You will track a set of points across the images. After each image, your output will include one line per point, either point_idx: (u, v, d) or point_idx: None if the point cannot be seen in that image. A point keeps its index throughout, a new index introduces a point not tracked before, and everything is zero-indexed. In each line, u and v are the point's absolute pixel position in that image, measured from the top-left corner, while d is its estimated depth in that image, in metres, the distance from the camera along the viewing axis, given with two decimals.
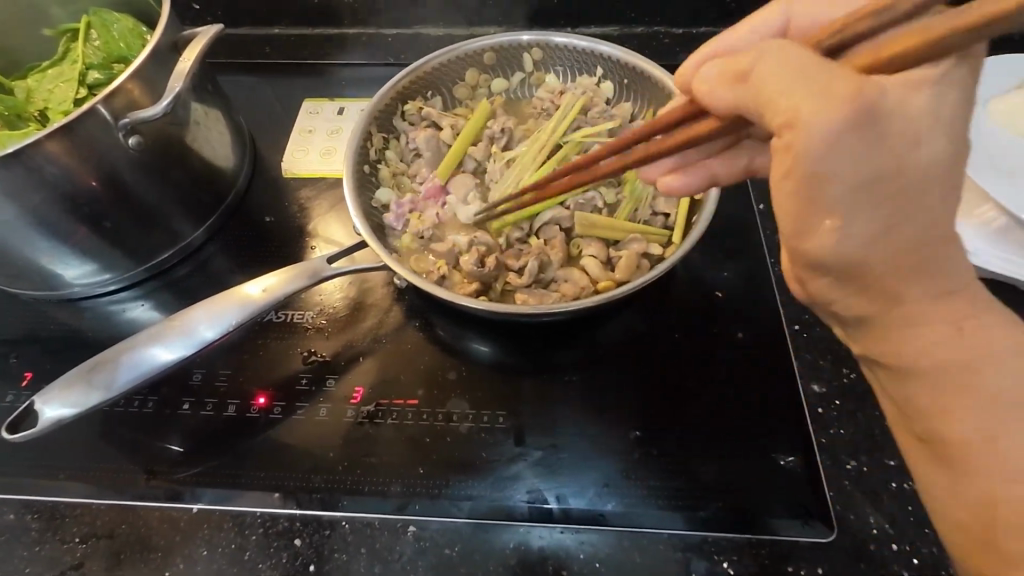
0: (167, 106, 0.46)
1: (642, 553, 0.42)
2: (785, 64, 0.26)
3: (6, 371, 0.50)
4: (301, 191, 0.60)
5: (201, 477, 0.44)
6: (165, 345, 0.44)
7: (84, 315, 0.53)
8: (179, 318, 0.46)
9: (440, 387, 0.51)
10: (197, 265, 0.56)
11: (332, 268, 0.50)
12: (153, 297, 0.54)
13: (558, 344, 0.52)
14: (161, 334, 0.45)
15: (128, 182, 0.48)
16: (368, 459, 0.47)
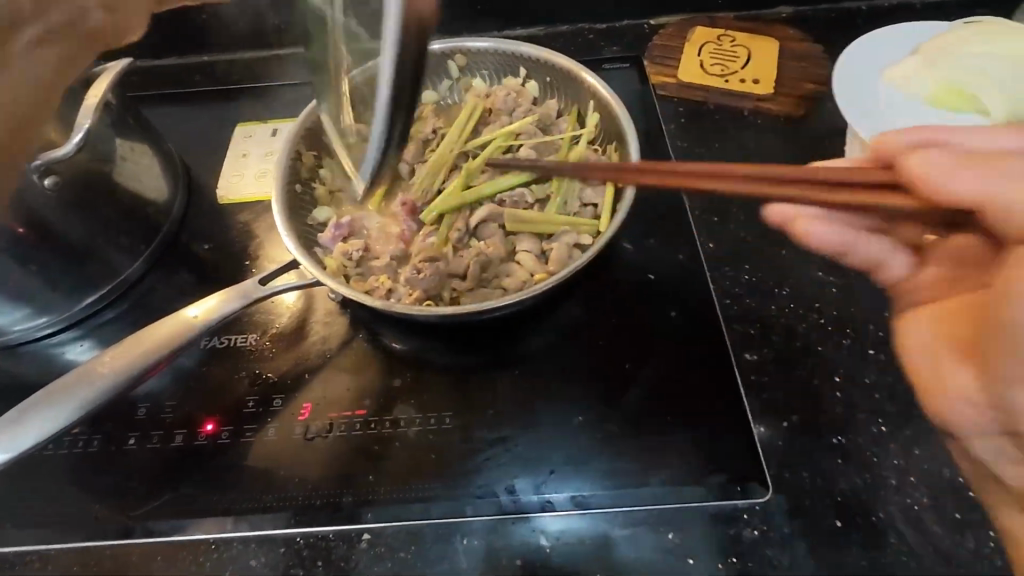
0: (76, 142, 0.47)
1: (591, 536, 0.44)
2: (940, 165, 0.36)
3: None
4: (240, 214, 0.64)
5: (150, 511, 0.46)
6: (112, 372, 0.46)
7: (22, 360, 0.57)
8: (127, 346, 0.47)
9: (387, 395, 0.51)
10: (137, 299, 0.59)
11: (265, 289, 0.51)
12: (98, 332, 0.58)
13: (499, 341, 0.53)
14: (110, 364, 0.46)
15: (51, 222, 0.51)
16: (317, 473, 0.47)
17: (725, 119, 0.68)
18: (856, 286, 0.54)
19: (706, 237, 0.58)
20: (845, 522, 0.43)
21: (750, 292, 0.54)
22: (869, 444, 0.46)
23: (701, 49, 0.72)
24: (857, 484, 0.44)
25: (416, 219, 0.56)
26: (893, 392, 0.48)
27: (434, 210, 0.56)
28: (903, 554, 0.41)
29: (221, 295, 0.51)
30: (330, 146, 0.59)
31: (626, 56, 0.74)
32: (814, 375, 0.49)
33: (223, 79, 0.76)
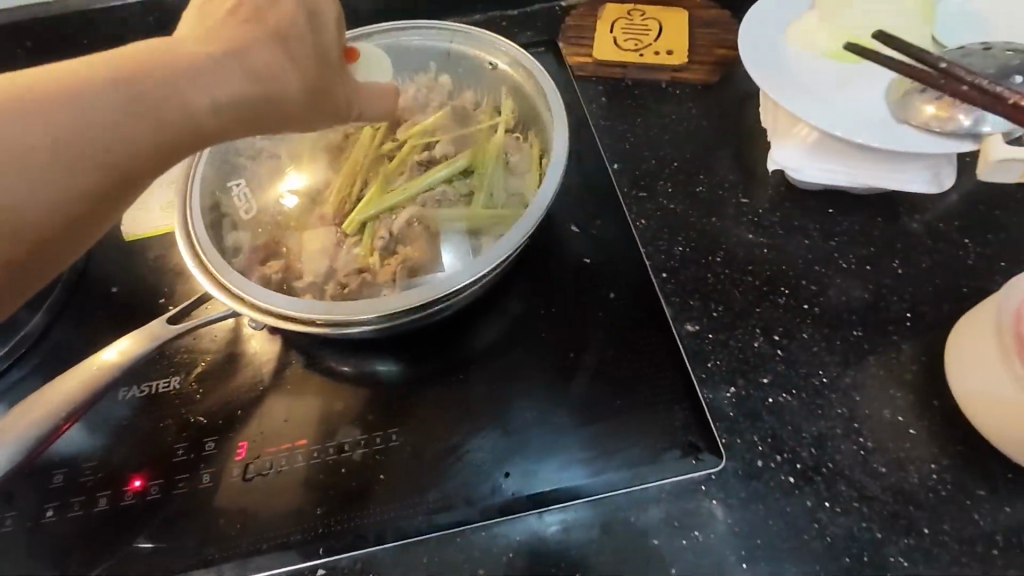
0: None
1: (554, 533, 0.43)
2: None
3: None
4: (150, 249, 0.60)
5: None
6: (17, 435, 0.42)
7: None
8: (33, 404, 0.43)
9: (328, 420, 0.48)
10: (43, 355, 0.54)
11: (178, 327, 0.47)
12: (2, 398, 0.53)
13: (440, 347, 0.52)
14: (15, 426, 0.42)
15: None
16: (261, 514, 0.44)
17: (644, 93, 0.68)
18: (786, 243, 0.55)
19: (638, 213, 0.58)
20: (797, 478, 0.43)
21: (685, 263, 0.54)
22: (812, 397, 0.46)
23: (613, 26, 0.70)
24: (806, 439, 0.45)
25: (337, 231, 0.54)
26: (830, 344, 0.49)
27: (356, 219, 0.53)
28: (855, 500, 0.42)
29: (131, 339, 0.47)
30: (234, 192, 0.54)
31: (540, 40, 0.73)
32: (754, 337, 0.49)
33: None
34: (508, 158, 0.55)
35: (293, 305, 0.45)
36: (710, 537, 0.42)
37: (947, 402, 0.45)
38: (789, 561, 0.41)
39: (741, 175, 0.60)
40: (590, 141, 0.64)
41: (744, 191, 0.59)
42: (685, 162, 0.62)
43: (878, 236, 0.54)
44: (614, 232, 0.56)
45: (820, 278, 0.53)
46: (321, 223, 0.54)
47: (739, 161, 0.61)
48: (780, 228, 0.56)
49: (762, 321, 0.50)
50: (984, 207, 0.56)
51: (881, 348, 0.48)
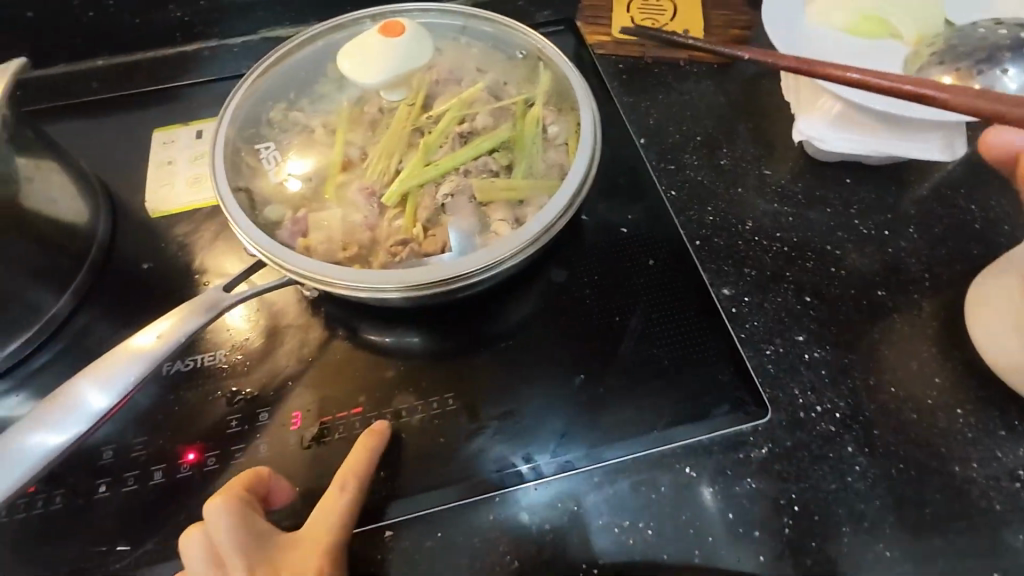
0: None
1: (598, 482, 0.45)
2: None
3: None
4: (177, 226, 0.59)
5: (141, 560, 0.42)
6: (48, 430, 0.42)
7: None
8: (65, 396, 0.43)
9: (382, 388, 0.49)
10: (70, 338, 0.53)
11: (232, 296, 0.47)
12: (35, 380, 0.51)
13: (485, 317, 0.53)
14: (49, 417, 0.42)
15: None
16: (325, 480, 0.44)
17: (662, 71, 0.70)
18: (809, 211, 0.58)
19: (668, 184, 0.60)
20: (837, 426, 0.46)
21: (718, 230, 0.56)
22: (844, 351, 0.49)
23: (629, 6, 0.72)
24: (842, 390, 0.47)
25: (376, 202, 0.54)
26: (857, 303, 0.52)
27: (397, 190, 0.53)
28: (891, 444, 0.45)
29: (159, 327, 0.46)
30: (258, 157, 0.54)
31: (559, 19, 0.74)
32: (787, 298, 0.52)
33: (127, 85, 0.70)
34: (546, 129, 0.55)
35: (350, 279, 0.46)
36: (714, 505, 0.43)
37: (967, 352, 0.49)
38: (836, 501, 0.43)
39: (761, 148, 0.63)
40: (616, 118, 0.65)
41: (765, 163, 0.62)
42: (709, 136, 0.64)
43: (893, 204, 0.58)
44: (645, 207, 0.58)
45: (843, 243, 0.55)
46: (361, 195, 0.54)
47: (759, 135, 0.64)
48: (802, 198, 0.59)
49: (794, 284, 0.53)
50: (986, 174, 0.59)
51: (903, 305, 0.52)
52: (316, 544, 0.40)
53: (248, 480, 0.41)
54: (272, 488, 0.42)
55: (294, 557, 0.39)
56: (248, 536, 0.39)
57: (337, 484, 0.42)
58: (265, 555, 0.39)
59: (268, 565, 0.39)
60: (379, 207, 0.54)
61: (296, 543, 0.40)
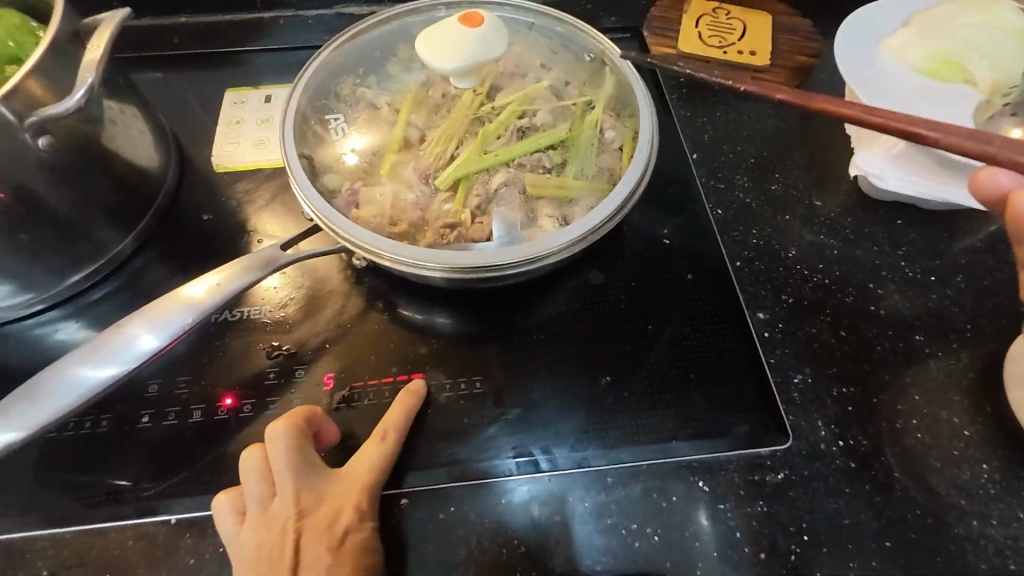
0: (81, 98, 0.43)
1: (607, 487, 0.45)
2: None
3: None
4: (238, 183, 0.61)
5: (172, 490, 0.44)
6: (98, 365, 0.45)
7: (11, 342, 0.53)
8: (114, 336, 0.46)
9: (413, 363, 0.50)
10: (129, 276, 0.56)
11: (286, 255, 0.50)
12: (92, 311, 0.55)
13: (520, 308, 0.54)
14: (107, 349, 0.45)
15: (39, 193, 0.47)
16: (350, 442, 0.47)
17: (723, 90, 0.70)
18: (855, 246, 0.57)
19: (715, 203, 0.60)
20: (857, 463, 0.46)
21: (761, 254, 0.56)
22: (874, 390, 0.49)
23: (698, 22, 0.71)
24: (867, 429, 0.47)
25: (429, 184, 0.55)
26: (893, 345, 0.51)
27: (451, 175, 0.55)
28: (910, 489, 0.45)
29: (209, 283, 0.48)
30: (322, 127, 0.57)
31: (625, 26, 0.75)
32: (822, 330, 0.52)
33: (206, 44, 0.73)
34: (602, 133, 0.56)
35: (394, 250, 0.48)
36: (706, 537, 0.43)
37: (1001, 408, 0.48)
38: (847, 537, 0.43)
39: (814, 178, 0.62)
40: (672, 131, 0.66)
41: (816, 194, 0.61)
42: (763, 160, 0.64)
43: (943, 251, 0.57)
44: (689, 222, 0.58)
45: (886, 283, 0.55)
46: (415, 176, 0.56)
47: (813, 165, 0.64)
48: (850, 232, 0.58)
49: (831, 317, 0.53)
50: None
51: (940, 353, 0.51)
52: (356, 483, 0.43)
53: (306, 414, 0.44)
54: (324, 426, 0.45)
55: (338, 490, 0.42)
56: (301, 465, 0.42)
57: (378, 435, 0.45)
58: (312, 485, 0.42)
59: (314, 493, 0.42)
60: (432, 189, 0.55)
61: (340, 478, 0.43)
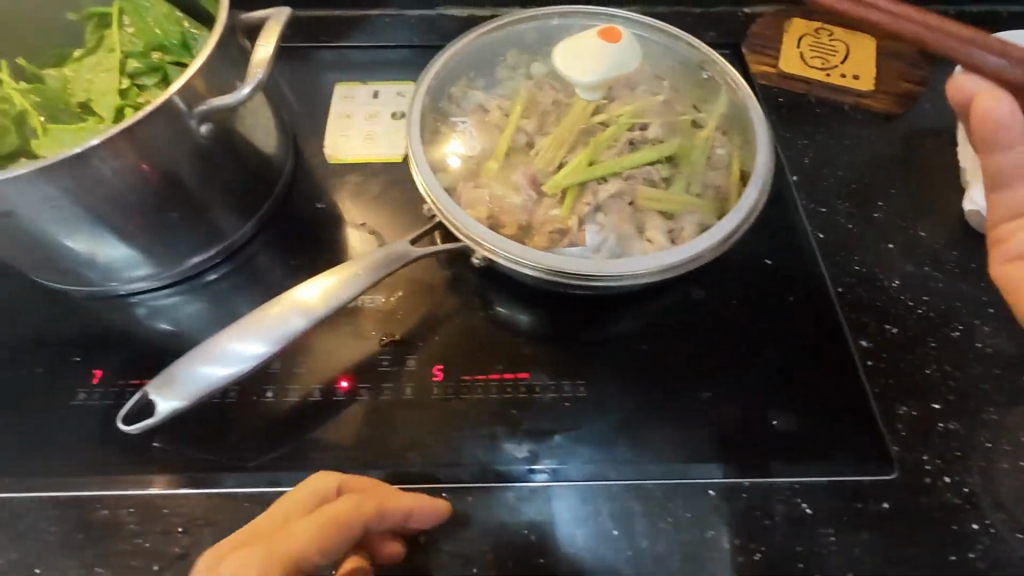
0: (244, 94, 0.47)
1: (684, 492, 0.46)
2: None
3: (73, 368, 0.53)
4: (347, 175, 0.64)
5: (295, 463, 0.47)
6: (247, 339, 0.46)
7: (134, 313, 0.57)
8: (270, 313, 0.47)
9: (518, 361, 0.52)
10: (243, 261, 0.59)
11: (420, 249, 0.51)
12: (209, 291, 0.58)
13: (621, 316, 0.55)
14: (270, 320, 0.46)
15: (186, 176, 0.51)
16: (458, 432, 0.48)
17: (824, 112, 0.69)
18: (961, 281, 0.57)
19: (817, 227, 0.60)
20: (963, 500, 0.46)
21: (863, 281, 0.56)
22: (981, 429, 0.49)
23: (800, 43, 0.71)
24: (974, 467, 0.47)
25: (536, 189, 0.57)
26: (1001, 385, 0.51)
27: (559, 183, 0.56)
28: (1018, 532, 0.44)
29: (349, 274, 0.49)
30: (438, 126, 0.59)
31: (724, 43, 0.75)
32: (927, 363, 0.52)
33: (314, 38, 0.76)
34: (711, 150, 0.57)
35: (514, 260, 0.50)
36: (801, 558, 0.44)
37: None
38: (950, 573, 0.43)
39: (917, 208, 0.62)
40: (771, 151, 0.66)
41: (920, 224, 0.61)
42: (865, 186, 0.63)
43: None
44: (789, 244, 0.59)
45: (993, 320, 0.54)
46: (524, 180, 0.57)
47: (917, 194, 0.63)
48: (955, 266, 0.58)
49: (937, 350, 0.52)
50: None
51: None
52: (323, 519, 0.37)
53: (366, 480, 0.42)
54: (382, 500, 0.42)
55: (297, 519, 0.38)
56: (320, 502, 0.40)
57: (382, 499, 0.41)
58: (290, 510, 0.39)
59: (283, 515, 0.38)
60: (539, 195, 0.57)
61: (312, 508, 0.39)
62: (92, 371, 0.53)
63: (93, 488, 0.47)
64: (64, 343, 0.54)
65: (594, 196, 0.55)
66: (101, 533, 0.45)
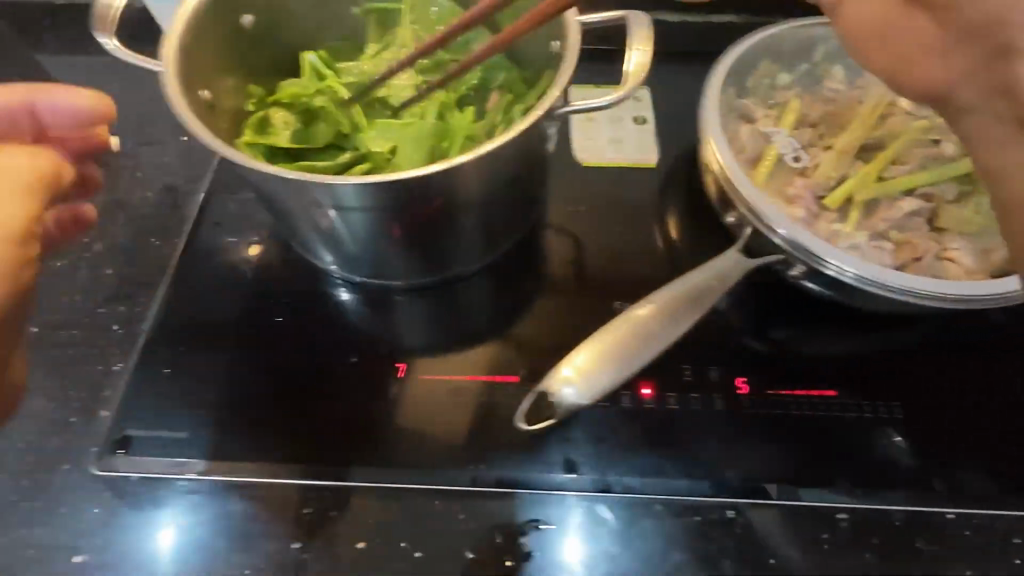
0: (626, 93, 0.46)
1: (969, 517, 0.46)
2: None
3: (372, 360, 0.52)
4: (597, 177, 0.64)
5: (620, 470, 0.47)
6: (659, 328, 0.43)
7: (381, 305, 0.56)
8: (672, 300, 0.44)
9: (823, 379, 0.51)
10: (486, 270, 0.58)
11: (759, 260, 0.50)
12: (452, 292, 0.57)
13: (922, 336, 0.53)
14: (673, 308, 0.44)
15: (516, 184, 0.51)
16: (779, 448, 0.48)
17: None
18: None
19: None
20: None
21: None
22: None
23: None
24: None
25: (818, 203, 0.56)
26: None
27: (841, 196, 0.56)
28: None
29: (709, 278, 0.45)
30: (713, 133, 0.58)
31: None
32: None
33: None
34: None
35: (859, 279, 0.48)
36: None
37: None
38: None
39: None
40: None
41: None
42: None
43: None
44: None
45: None
46: (806, 193, 0.56)
47: None
48: None
49: None
50: None
51: None
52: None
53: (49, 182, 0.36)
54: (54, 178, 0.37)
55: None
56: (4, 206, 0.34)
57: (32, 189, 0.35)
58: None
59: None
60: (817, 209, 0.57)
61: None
62: (395, 363, 0.52)
63: (433, 483, 0.46)
64: (358, 333, 0.53)
65: (883, 213, 0.55)
66: (438, 527, 0.45)
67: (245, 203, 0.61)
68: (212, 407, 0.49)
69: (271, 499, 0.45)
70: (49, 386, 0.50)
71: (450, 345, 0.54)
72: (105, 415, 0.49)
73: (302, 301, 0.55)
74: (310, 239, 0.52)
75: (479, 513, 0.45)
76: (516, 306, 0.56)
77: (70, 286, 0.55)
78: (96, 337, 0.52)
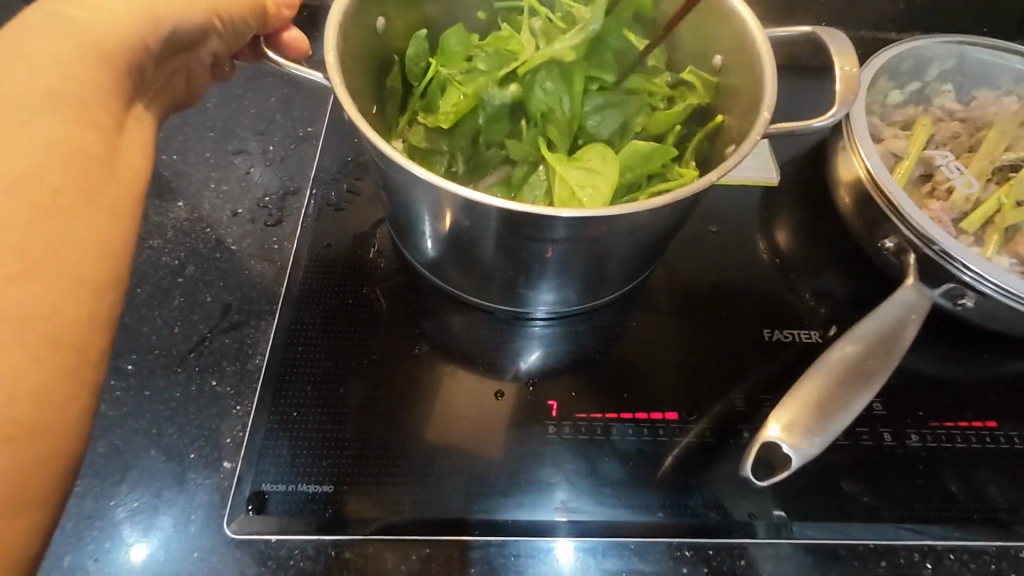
0: (833, 118, 0.44)
1: None
2: None
3: (526, 398, 0.49)
4: (716, 200, 0.62)
5: (796, 512, 0.45)
6: (869, 378, 0.42)
7: (524, 337, 0.53)
8: (872, 347, 0.44)
9: (985, 408, 0.50)
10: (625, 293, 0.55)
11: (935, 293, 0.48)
12: (592, 318, 0.54)
13: None
14: (877, 356, 0.43)
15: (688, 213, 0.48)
16: (952, 484, 0.47)
17: None
18: None
19: None
20: None
21: None
22: None
23: None
24: None
25: (956, 227, 0.55)
26: None
27: (979, 219, 0.55)
28: None
29: (894, 320, 0.45)
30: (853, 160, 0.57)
31: None
32: None
33: None
34: None
35: (1003, 296, 0.48)
36: None
37: None
38: None
39: None
40: None
41: None
42: None
43: None
44: None
45: None
46: (946, 217, 0.55)
47: None
48: None
49: None
50: None
51: None
52: None
53: None
54: None
55: None
56: None
57: None
58: None
59: None
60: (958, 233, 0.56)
61: None
62: (546, 401, 0.49)
63: (605, 530, 0.44)
64: (499, 365, 0.51)
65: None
66: None
67: (353, 223, 0.56)
68: (355, 455, 0.45)
69: (433, 558, 0.42)
70: (161, 434, 0.44)
71: (600, 373, 0.51)
72: (231, 467, 0.44)
73: (434, 333, 0.52)
74: (456, 267, 0.50)
75: (657, 565, 0.43)
76: (656, 333, 0.54)
77: (169, 318, 0.49)
78: (207, 375, 0.47)
